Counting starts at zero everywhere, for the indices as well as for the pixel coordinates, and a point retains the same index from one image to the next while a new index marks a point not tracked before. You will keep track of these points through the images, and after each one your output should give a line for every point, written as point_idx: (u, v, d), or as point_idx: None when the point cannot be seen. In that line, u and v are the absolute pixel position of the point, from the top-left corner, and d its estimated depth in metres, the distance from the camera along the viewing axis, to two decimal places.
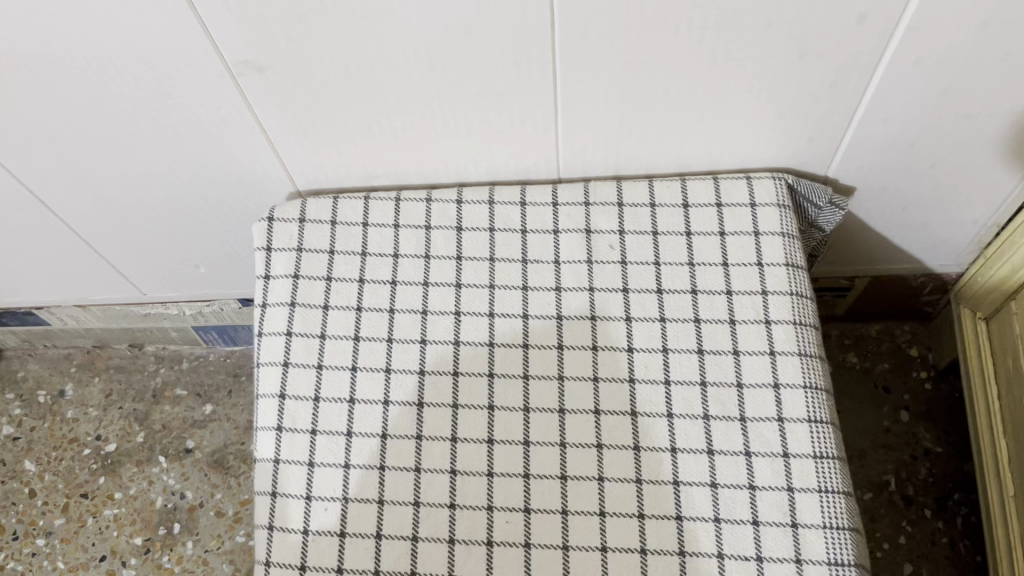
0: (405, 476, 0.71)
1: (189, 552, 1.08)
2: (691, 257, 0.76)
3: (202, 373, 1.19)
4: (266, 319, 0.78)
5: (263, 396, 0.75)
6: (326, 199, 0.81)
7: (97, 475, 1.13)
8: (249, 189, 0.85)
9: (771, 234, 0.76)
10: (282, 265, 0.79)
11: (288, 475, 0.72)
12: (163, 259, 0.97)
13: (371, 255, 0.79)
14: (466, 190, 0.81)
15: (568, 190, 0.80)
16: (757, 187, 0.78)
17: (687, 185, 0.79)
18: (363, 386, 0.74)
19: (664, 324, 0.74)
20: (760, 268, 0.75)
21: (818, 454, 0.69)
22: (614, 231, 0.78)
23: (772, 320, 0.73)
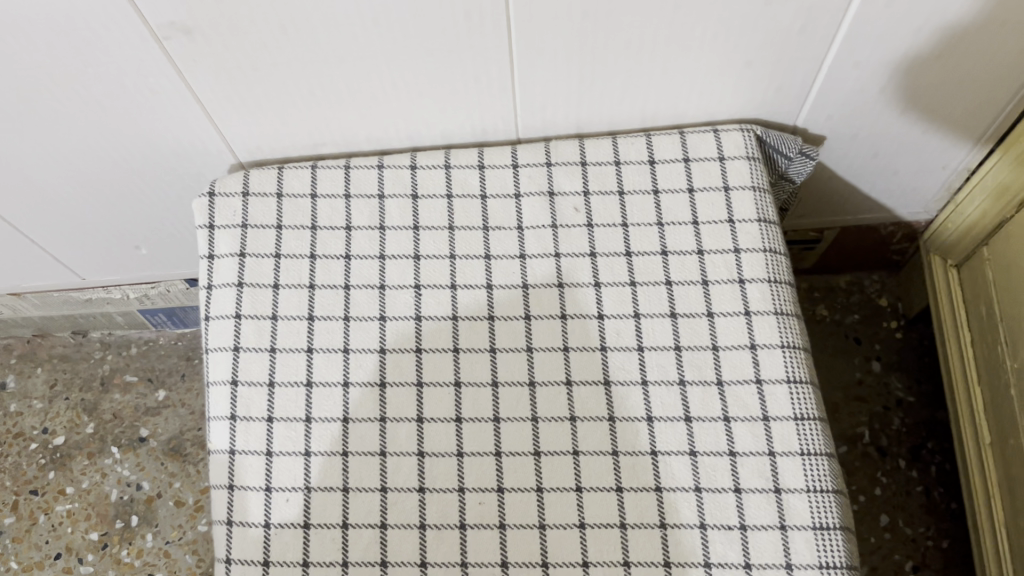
0: (370, 461, 0.67)
1: (149, 545, 1.04)
2: (660, 216, 0.73)
3: (152, 357, 1.14)
4: (213, 301, 0.73)
5: (214, 384, 0.71)
6: (271, 171, 0.76)
7: (46, 470, 1.08)
8: (188, 163, 0.79)
9: (741, 189, 0.73)
10: (227, 243, 0.74)
11: (244, 466, 0.68)
12: (100, 240, 0.91)
13: (322, 228, 0.74)
14: (421, 155, 0.77)
15: (528, 151, 0.76)
16: (726, 139, 0.75)
17: (652, 141, 0.76)
18: (320, 368, 0.70)
19: (635, 288, 0.71)
20: (731, 225, 0.72)
21: (799, 415, 0.66)
22: (579, 192, 0.74)
23: (745, 279, 0.70)
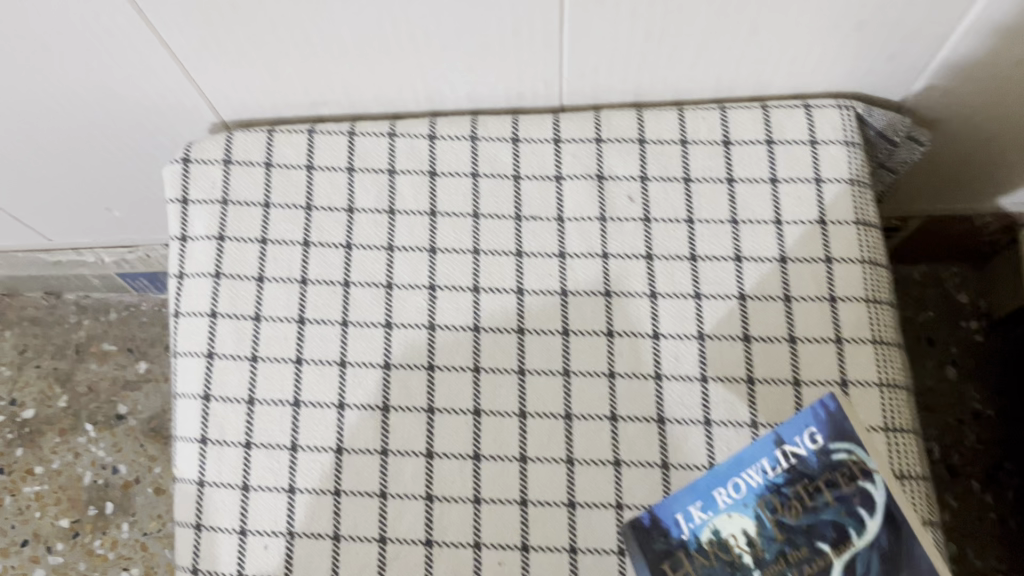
0: (366, 503, 0.55)
1: (124, 536, 0.94)
2: (733, 212, 0.59)
3: (133, 325, 1.01)
4: (183, 294, 0.60)
5: (183, 397, 0.58)
6: (259, 134, 0.62)
7: (13, 446, 0.97)
8: (160, 121, 0.66)
9: (837, 182, 0.59)
10: (203, 222, 0.60)
11: (215, 501, 0.56)
12: (64, 200, 0.78)
13: (317, 209, 0.61)
14: (442, 121, 0.62)
15: (573, 122, 0.62)
16: (819, 118, 0.60)
17: (728, 116, 0.61)
18: (311, 384, 0.57)
19: (699, 302, 0.57)
20: (823, 227, 0.58)
21: (898, 473, 0.54)
22: (635, 178, 0.60)
23: (837, 297, 0.57)
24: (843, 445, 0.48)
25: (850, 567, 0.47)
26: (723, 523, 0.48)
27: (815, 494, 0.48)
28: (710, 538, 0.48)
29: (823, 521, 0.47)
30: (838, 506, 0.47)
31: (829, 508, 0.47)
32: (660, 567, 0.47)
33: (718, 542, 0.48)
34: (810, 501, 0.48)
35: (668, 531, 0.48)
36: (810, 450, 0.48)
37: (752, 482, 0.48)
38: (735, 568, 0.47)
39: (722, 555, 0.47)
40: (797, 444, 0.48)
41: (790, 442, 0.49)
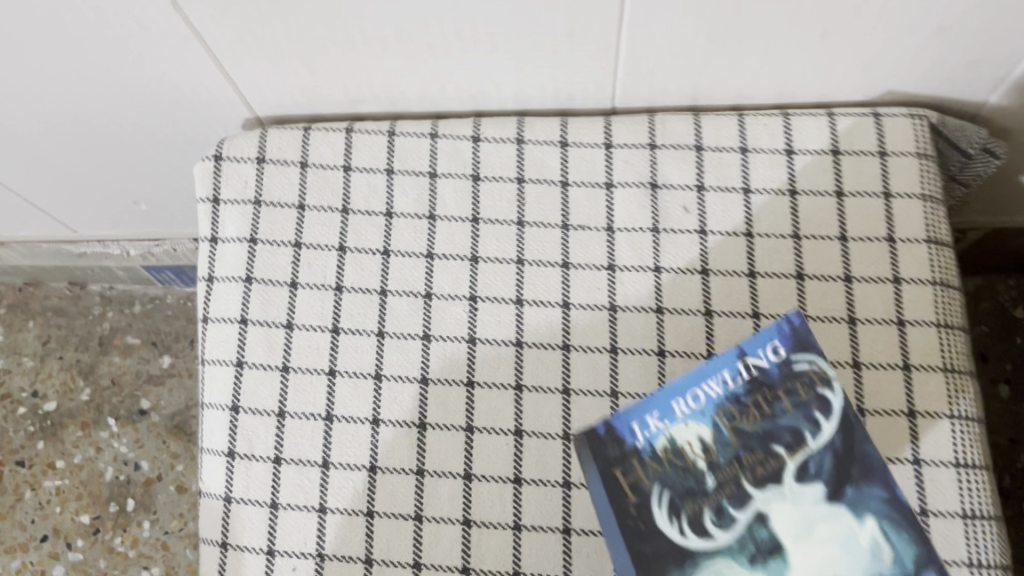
0: (401, 526, 0.52)
1: (145, 535, 0.92)
2: (795, 227, 0.55)
3: (157, 319, 0.99)
4: (213, 298, 0.57)
5: (210, 407, 0.55)
6: (295, 131, 0.59)
7: (34, 440, 0.95)
8: (191, 116, 0.63)
9: (907, 197, 0.55)
10: (235, 223, 0.58)
11: (241, 519, 0.53)
12: (91, 192, 0.76)
13: (354, 213, 0.58)
14: (486, 123, 0.59)
15: (626, 125, 0.58)
16: (890, 128, 0.57)
17: (790, 124, 0.57)
18: (344, 398, 0.54)
19: (758, 322, 0.54)
20: (892, 245, 0.55)
21: (969, 512, 0.50)
22: (691, 187, 0.57)
23: (905, 321, 0.53)
24: (805, 356, 0.47)
25: (803, 468, 0.45)
26: (679, 433, 0.46)
27: (774, 402, 0.46)
28: (665, 445, 0.45)
29: (779, 427, 0.46)
30: (796, 413, 0.46)
31: (787, 416, 0.46)
32: (613, 473, 0.45)
33: (672, 449, 0.45)
34: (768, 409, 0.46)
35: (623, 440, 0.45)
36: (771, 361, 0.47)
37: (711, 394, 0.46)
38: (689, 474, 0.45)
39: (676, 461, 0.45)
40: (759, 357, 0.47)
41: (752, 354, 0.47)
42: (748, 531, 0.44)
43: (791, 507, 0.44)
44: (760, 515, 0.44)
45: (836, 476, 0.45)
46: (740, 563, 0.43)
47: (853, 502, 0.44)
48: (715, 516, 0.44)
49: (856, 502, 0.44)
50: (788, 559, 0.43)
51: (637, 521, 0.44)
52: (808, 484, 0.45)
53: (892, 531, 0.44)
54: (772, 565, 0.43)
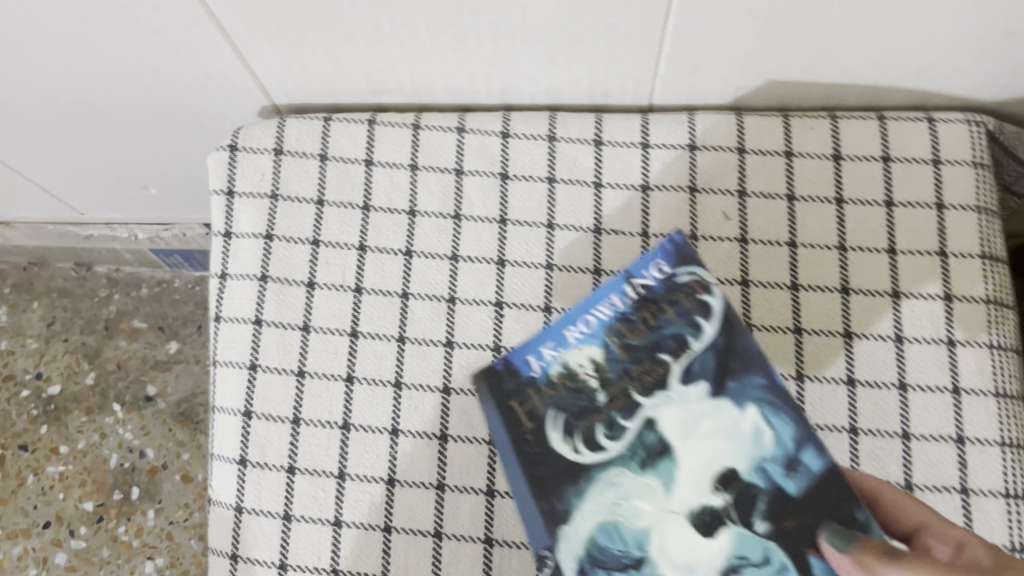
0: (419, 542, 0.50)
1: (150, 524, 0.90)
2: (842, 238, 0.53)
3: (165, 303, 0.97)
4: (226, 296, 0.54)
5: (221, 411, 0.53)
6: (314, 121, 0.56)
7: (37, 424, 0.93)
8: (205, 101, 0.60)
9: (962, 210, 0.53)
10: (250, 218, 0.55)
11: (253, 530, 0.51)
12: (99, 175, 0.73)
13: (375, 210, 0.55)
14: (517, 117, 0.56)
15: (664, 124, 0.55)
16: (945, 134, 0.54)
17: (839, 127, 0.54)
18: (362, 406, 0.52)
19: (800, 338, 0.51)
20: (943, 259, 0.52)
21: (1016, 547, 0.48)
22: (732, 192, 0.54)
23: (956, 341, 0.51)
24: (687, 268, 0.42)
25: (687, 369, 0.40)
26: (572, 356, 0.41)
27: (659, 313, 0.41)
28: (559, 372, 0.40)
29: (664, 335, 0.41)
30: (679, 321, 0.41)
31: (670, 324, 0.41)
32: (508, 405, 0.40)
33: (565, 375, 0.40)
34: (653, 320, 0.41)
35: (519, 372, 0.41)
36: (657, 279, 0.42)
37: (602, 317, 0.41)
38: (582, 395, 0.40)
39: (570, 386, 0.40)
40: (644, 276, 0.42)
41: (638, 275, 0.42)
42: (638, 439, 0.39)
43: (678, 410, 0.39)
44: (649, 421, 0.39)
45: (721, 372, 0.40)
46: (631, 471, 0.38)
47: (737, 394, 0.39)
48: (605, 430, 0.39)
49: (739, 397, 0.39)
50: (676, 458, 0.38)
51: (532, 445, 0.39)
52: (694, 385, 0.40)
53: (777, 415, 0.39)
54: (663, 468, 0.38)
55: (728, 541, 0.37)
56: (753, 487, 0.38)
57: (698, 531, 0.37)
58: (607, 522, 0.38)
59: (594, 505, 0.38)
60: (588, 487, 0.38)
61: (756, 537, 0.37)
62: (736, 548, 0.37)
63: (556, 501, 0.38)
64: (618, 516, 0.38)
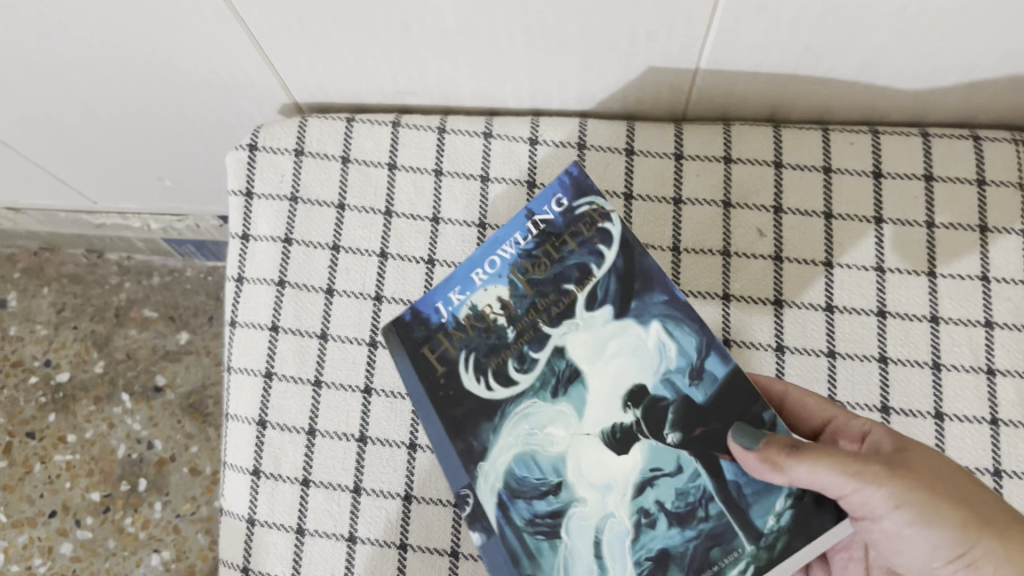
0: (435, 562, 0.49)
1: (157, 516, 0.89)
2: (879, 258, 0.51)
3: (176, 292, 0.96)
4: (242, 301, 0.53)
5: (235, 419, 0.52)
6: (337, 122, 0.54)
7: (45, 411, 0.92)
8: (224, 97, 0.58)
9: (1006, 233, 0.51)
10: (269, 221, 0.53)
11: (265, 544, 0.49)
12: (113, 165, 0.71)
13: (398, 216, 0.53)
14: (546, 123, 0.54)
15: (698, 135, 0.53)
16: (990, 154, 0.52)
17: (880, 143, 0.52)
18: (380, 418, 0.50)
19: (833, 362, 0.50)
20: (985, 285, 0.50)
21: None
22: (766, 207, 0.52)
23: (996, 369, 0.49)
24: (585, 198, 0.45)
25: (591, 296, 0.44)
26: (479, 298, 0.44)
27: (561, 246, 0.45)
28: (467, 314, 0.44)
29: (568, 267, 0.44)
30: (581, 251, 0.44)
31: (573, 255, 0.44)
32: (421, 352, 0.44)
33: (474, 316, 0.44)
34: (556, 253, 0.45)
35: (428, 320, 0.44)
36: (556, 212, 0.45)
37: (507, 256, 0.45)
38: (492, 334, 0.43)
39: (479, 326, 0.44)
40: (545, 212, 0.45)
41: (539, 211, 0.45)
42: (549, 367, 0.43)
43: (584, 336, 0.43)
44: (557, 349, 0.43)
45: (624, 294, 0.43)
46: (543, 401, 0.42)
47: (637, 313, 0.43)
48: (517, 363, 0.43)
49: (641, 313, 0.43)
50: (586, 383, 0.42)
51: (446, 390, 0.43)
52: (599, 310, 0.43)
53: (678, 328, 0.42)
54: (574, 395, 0.42)
55: (641, 455, 0.41)
56: (660, 400, 0.42)
57: (611, 449, 0.41)
58: (523, 454, 0.42)
59: (509, 439, 0.42)
60: (504, 422, 0.42)
61: (668, 448, 0.41)
62: (650, 461, 0.41)
63: (473, 441, 0.42)
64: (534, 446, 0.42)
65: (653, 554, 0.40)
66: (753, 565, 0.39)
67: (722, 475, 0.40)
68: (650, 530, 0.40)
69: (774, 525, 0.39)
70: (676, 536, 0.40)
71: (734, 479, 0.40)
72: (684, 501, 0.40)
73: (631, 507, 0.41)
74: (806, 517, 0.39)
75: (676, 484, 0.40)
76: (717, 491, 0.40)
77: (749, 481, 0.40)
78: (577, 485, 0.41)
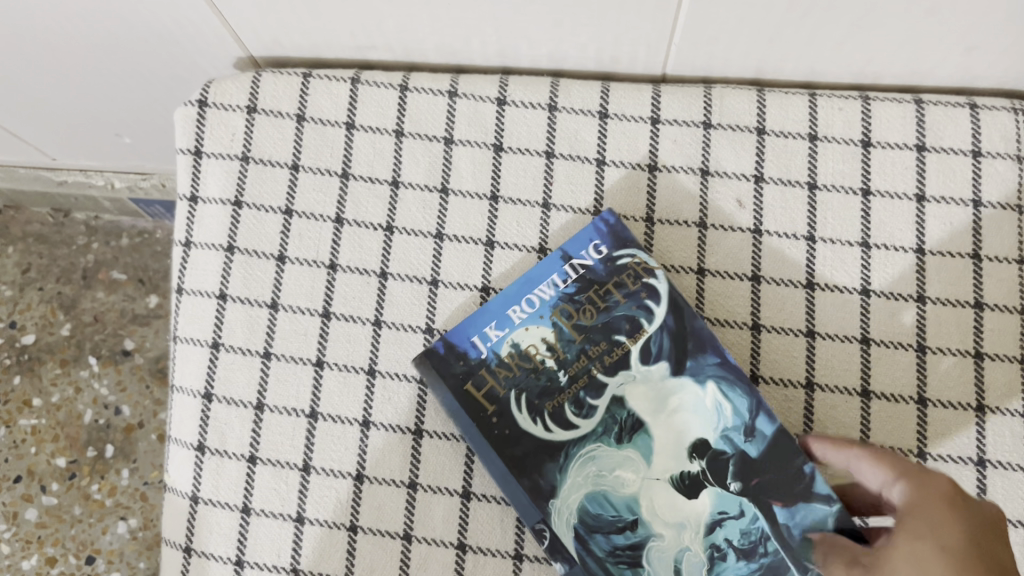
0: (387, 545, 0.46)
1: (124, 483, 0.87)
2: (865, 233, 0.48)
3: (145, 254, 0.93)
4: (189, 267, 0.50)
5: (179, 391, 0.49)
6: (292, 77, 0.51)
7: (10, 373, 0.89)
8: (176, 49, 0.54)
9: (1000, 208, 0.48)
10: (218, 182, 0.50)
11: (208, 523, 0.47)
12: (68, 120, 0.68)
13: (355, 178, 0.50)
14: (515, 82, 0.51)
15: (677, 97, 0.50)
16: (987, 124, 0.48)
17: (870, 109, 0.49)
18: (331, 394, 0.48)
19: (812, 342, 0.47)
20: (976, 263, 0.47)
21: None
22: (747, 177, 0.49)
23: (984, 354, 0.46)
24: (626, 251, 0.47)
25: (646, 350, 0.45)
26: (520, 337, 0.46)
27: (605, 295, 0.47)
28: (510, 352, 0.46)
29: (616, 317, 0.46)
30: (628, 303, 0.46)
31: (620, 306, 0.46)
32: (464, 389, 0.45)
33: (518, 355, 0.46)
34: (602, 303, 0.47)
35: (467, 355, 0.46)
36: (596, 259, 0.47)
37: (546, 297, 0.47)
38: (540, 375, 0.45)
39: (525, 365, 0.46)
40: (584, 258, 0.47)
41: (577, 255, 0.47)
42: (609, 415, 0.45)
43: (641, 388, 0.45)
44: (617, 399, 0.45)
45: (678, 352, 0.45)
46: (608, 445, 0.44)
47: (694, 372, 0.45)
48: (574, 409, 0.45)
49: (695, 371, 0.45)
50: (651, 432, 0.44)
51: (500, 428, 0.45)
52: (655, 365, 0.45)
53: (732, 390, 0.44)
54: (640, 442, 0.44)
55: (708, 502, 0.43)
56: (721, 454, 0.44)
57: (681, 494, 0.43)
58: (594, 493, 0.44)
59: (578, 478, 0.44)
60: (570, 463, 0.44)
61: (731, 495, 0.43)
62: (716, 505, 0.43)
63: (539, 478, 0.44)
64: (604, 486, 0.44)
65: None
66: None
67: (777, 518, 0.42)
68: (721, 563, 0.42)
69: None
70: (744, 568, 0.42)
71: (786, 520, 0.42)
72: (748, 541, 0.42)
73: (703, 543, 0.43)
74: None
75: (741, 526, 0.42)
76: (774, 531, 0.42)
77: (799, 523, 0.42)
78: (652, 523, 0.43)
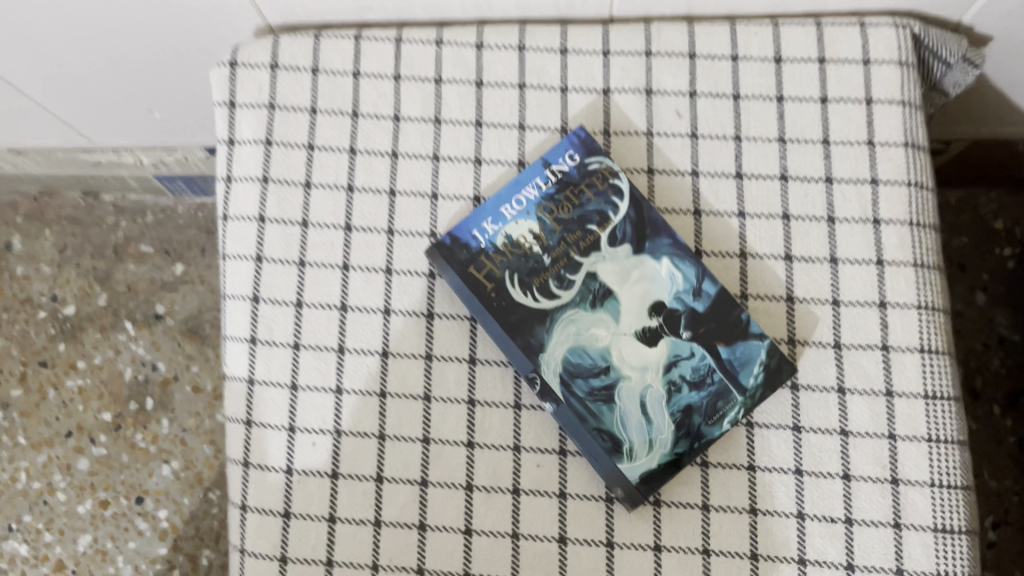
0: (411, 405, 0.57)
1: (165, 431, 0.97)
2: (782, 131, 0.59)
3: (169, 228, 1.03)
4: (232, 197, 0.60)
5: (232, 297, 0.59)
6: (305, 39, 0.62)
7: (55, 341, 1.00)
8: (205, 24, 0.65)
9: (887, 103, 0.59)
10: (251, 127, 0.61)
11: (264, 400, 0.58)
12: (107, 100, 0.79)
13: (364, 116, 0.61)
14: (490, 31, 0.62)
15: (622, 34, 0.61)
16: (874, 37, 0.60)
17: (779, 33, 0.60)
18: (357, 289, 0.58)
19: (743, 221, 0.58)
20: (871, 148, 0.59)
21: (930, 394, 0.55)
22: (683, 93, 0.60)
23: (881, 220, 0.57)
24: (595, 158, 0.58)
25: (613, 236, 0.56)
26: (512, 230, 0.57)
27: (578, 195, 0.57)
28: (504, 242, 0.57)
29: (588, 212, 0.57)
30: (598, 200, 0.57)
31: (591, 203, 0.57)
32: (469, 271, 0.56)
33: (511, 244, 0.57)
34: (576, 201, 0.57)
35: (469, 245, 0.57)
36: (571, 166, 0.58)
37: (531, 197, 0.58)
38: (529, 258, 0.56)
39: (516, 251, 0.57)
40: (561, 165, 0.58)
41: (555, 163, 0.58)
42: (585, 286, 0.56)
43: (610, 265, 0.56)
44: (590, 274, 0.56)
45: (639, 237, 0.56)
46: (584, 310, 0.55)
47: (652, 251, 0.56)
48: (557, 283, 0.56)
49: (653, 250, 0.56)
50: (619, 298, 0.55)
51: (498, 300, 0.56)
52: (620, 247, 0.56)
53: (683, 262, 0.56)
54: (610, 306, 0.55)
55: (666, 348, 0.54)
56: (674, 311, 0.55)
57: (644, 343, 0.55)
58: (575, 347, 0.55)
59: (562, 336, 0.55)
60: (555, 325, 0.55)
61: (683, 341, 0.55)
62: (672, 350, 0.54)
63: (531, 337, 0.55)
64: (583, 341, 0.55)
65: (682, 408, 0.54)
66: (743, 410, 0.54)
67: (720, 355, 0.54)
68: (678, 393, 0.54)
69: (756, 383, 0.54)
70: (695, 396, 0.54)
71: (728, 357, 0.54)
72: (698, 374, 0.54)
73: (663, 379, 0.54)
74: (774, 378, 0.54)
75: (692, 363, 0.54)
76: (718, 364, 0.54)
77: (738, 357, 0.54)
78: (622, 367, 0.54)
